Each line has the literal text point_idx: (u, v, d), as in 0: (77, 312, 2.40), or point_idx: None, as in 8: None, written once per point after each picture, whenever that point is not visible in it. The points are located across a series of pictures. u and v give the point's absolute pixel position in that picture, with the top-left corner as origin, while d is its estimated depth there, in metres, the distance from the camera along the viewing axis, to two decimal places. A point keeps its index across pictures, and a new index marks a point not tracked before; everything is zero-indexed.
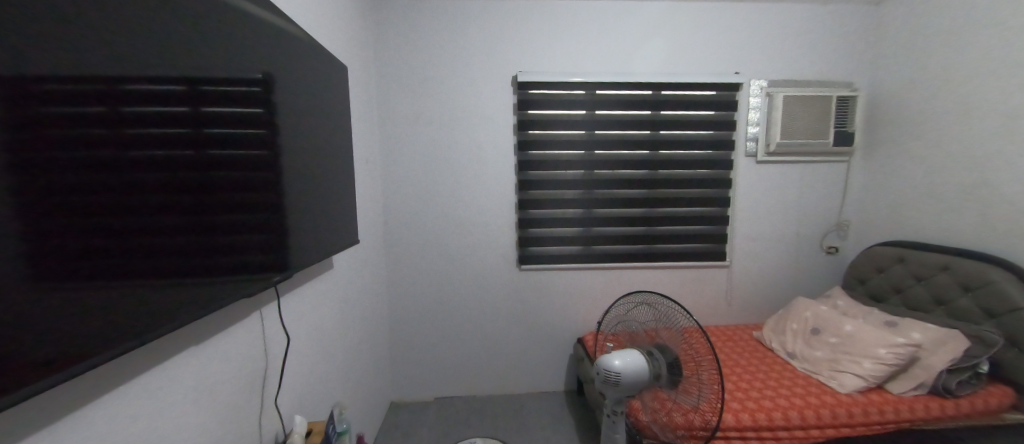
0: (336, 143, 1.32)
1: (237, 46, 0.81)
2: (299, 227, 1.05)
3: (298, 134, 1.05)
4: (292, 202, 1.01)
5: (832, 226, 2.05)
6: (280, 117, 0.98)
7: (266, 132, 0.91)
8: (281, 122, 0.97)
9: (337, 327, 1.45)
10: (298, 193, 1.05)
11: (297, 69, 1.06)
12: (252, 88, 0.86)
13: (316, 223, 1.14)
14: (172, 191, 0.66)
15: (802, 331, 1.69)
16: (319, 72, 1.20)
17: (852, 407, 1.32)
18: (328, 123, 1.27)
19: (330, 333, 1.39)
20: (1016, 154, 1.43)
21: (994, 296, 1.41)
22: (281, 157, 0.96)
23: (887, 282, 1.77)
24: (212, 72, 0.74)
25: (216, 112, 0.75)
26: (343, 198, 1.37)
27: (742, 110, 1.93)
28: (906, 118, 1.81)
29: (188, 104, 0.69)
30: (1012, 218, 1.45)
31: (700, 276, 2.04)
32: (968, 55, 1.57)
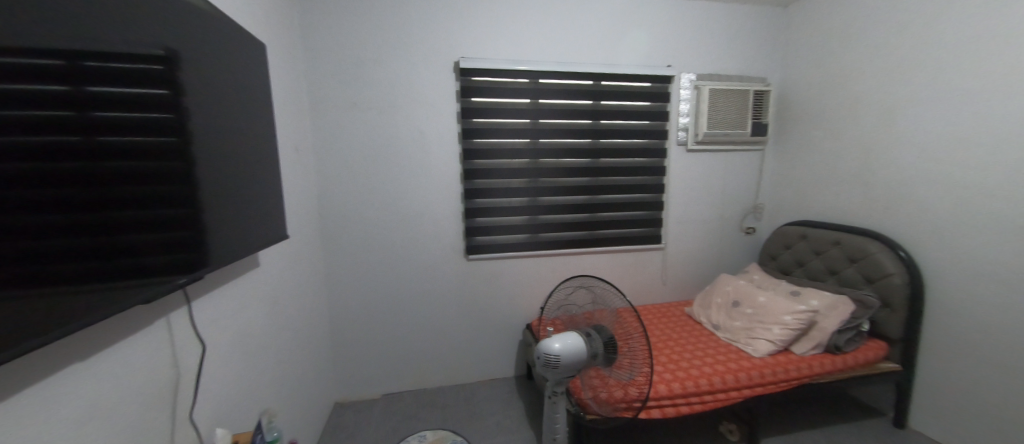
0: (259, 131, 1.20)
1: (125, 17, 0.70)
2: (220, 222, 0.95)
3: (214, 119, 0.94)
4: (212, 194, 0.91)
5: (750, 209, 2.27)
6: (194, 100, 0.87)
7: (173, 116, 0.80)
8: (195, 106, 0.86)
9: (267, 330, 1.34)
10: (219, 184, 0.95)
11: (208, 47, 0.94)
12: (150, 66, 0.75)
13: (238, 217, 1.05)
14: (50, 184, 0.58)
15: (724, 304, 1.87)
16: (235, 51, 1.08)
17: (764, 369, 1.50)
18: (249, 107, 1.15)
19: (259, 336, 1.29)
20: (890, 144, 1.68)
21: (872, 265, 1.65)
22: (196, 144, 0.85)
23: (793, 257, 2.00)
24: (91, 45, 0.64)
25: (108, 93, 0.67)
26: (269, 191, 1.26)
27: (675, 101, 2.05)
28: (807, 111, 2.04)
29: (56, 81, 0.59)
30: (886, 199, 1.70)
31: (639, 259, 2.17)
32: (855, 57, 1.80)
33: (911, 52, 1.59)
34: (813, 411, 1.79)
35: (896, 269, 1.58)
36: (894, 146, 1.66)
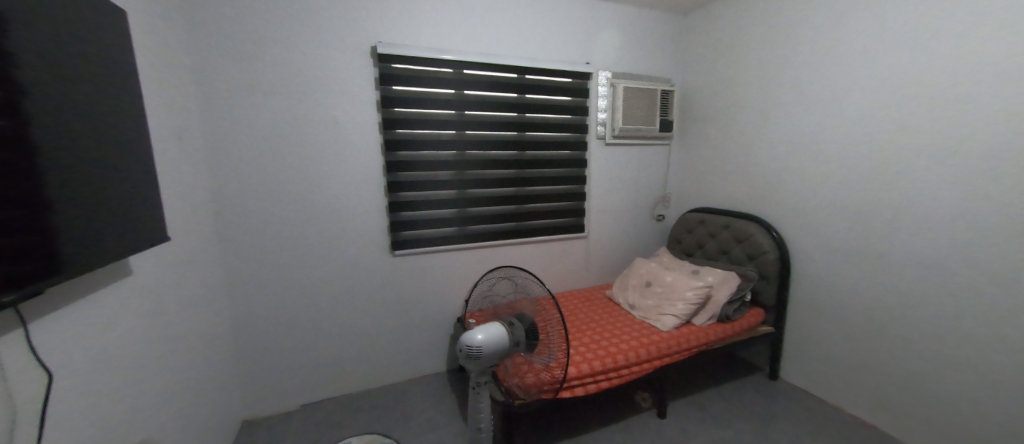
0: (129, 115, 1.02)
1: None
2: (72, 225, 0.80)
3: (61, 101, 0.78)
4: (56, 191, 0.76)
5: (660, 198, 2.51)
6: (27, 76, 0.71)
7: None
8: (27, 83, 0.71)
9: (150, 347, 1.17)
10: (70, 180, 0.79)
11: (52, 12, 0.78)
12: None
13: (101, 218, 0.89)
14: None
15: (638, 285, 2.06)
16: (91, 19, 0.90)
17: (667, 342, 1.71)
18: (113, 86, 0.97)
19: (139, 356, 1.12)
20: (765, 140, 1.97)
21: (753, 244, 1.94)
22: (30, 129, 0.71)
23: (693, 240, 2.26)
24: None
25: None
26: (147, 186, 1.08)
27: (593, 97, 2.17)
28: (703, 111, 2.30)
29: None
30: (762, 188, 2.00)
31: (565, 248, 2.28)
32: (739, 64, 2.06)
33: (779, 62, 1.87)
34: (710, 372, 2.07)
35: (770, 247, 1.88)
36: (768, 142, 1.95)
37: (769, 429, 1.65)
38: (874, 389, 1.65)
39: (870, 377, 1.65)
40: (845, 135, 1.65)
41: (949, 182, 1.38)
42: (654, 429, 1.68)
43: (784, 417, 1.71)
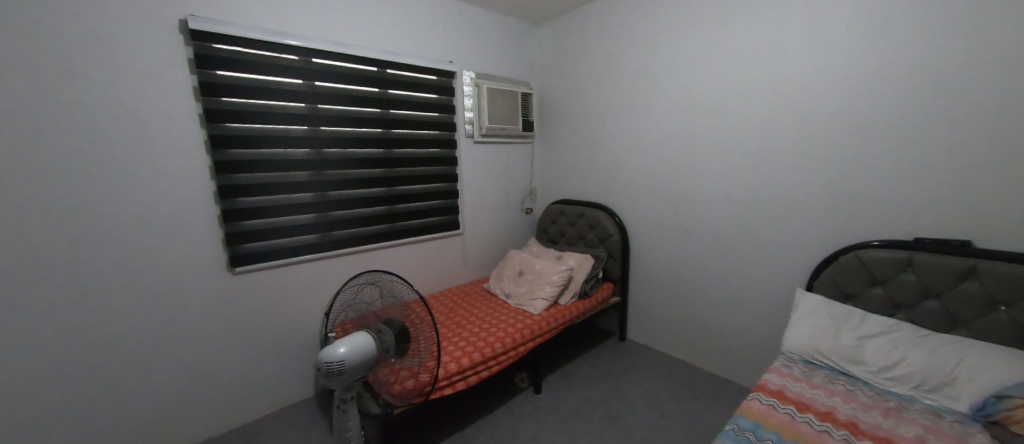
0: None
1: None
2: None
3: None
4: None
5: (527, 193, 2.72)
6: None
7: None
8: None
9: None
10: None
11: None
12: None
13: None
14: None
15: (512, 275, 2.22)
16: None
17: (537, 324, 1.89)
18: None
19: None
20: (604, 140, 2.32)
21: (602, 229, 2.28)
22: None
23: (557, 229, 2.54)
24: None
25: None
26: None
27: (458, 96, 2.22)
28: (557, 113, 2.57)
29: None
30: (605, 181, 2.36)
31: (441, 246, 2.29)
32: (582, 73, 2.38)
33: (611, 74, 2.23)
34: (576, 343, 2.36)
35: (614, 231, 2.24)
36: (605, 142, 2.32)
37: (621, 382, 1.97)
38: (683, 334, 2.13)
39: (682, 326, 2.13)
40: (657, 136, 2.08)
41: (719, 173, 1.87)
42: (532, 405, 1.83)
43: (631, 369, 2.08)
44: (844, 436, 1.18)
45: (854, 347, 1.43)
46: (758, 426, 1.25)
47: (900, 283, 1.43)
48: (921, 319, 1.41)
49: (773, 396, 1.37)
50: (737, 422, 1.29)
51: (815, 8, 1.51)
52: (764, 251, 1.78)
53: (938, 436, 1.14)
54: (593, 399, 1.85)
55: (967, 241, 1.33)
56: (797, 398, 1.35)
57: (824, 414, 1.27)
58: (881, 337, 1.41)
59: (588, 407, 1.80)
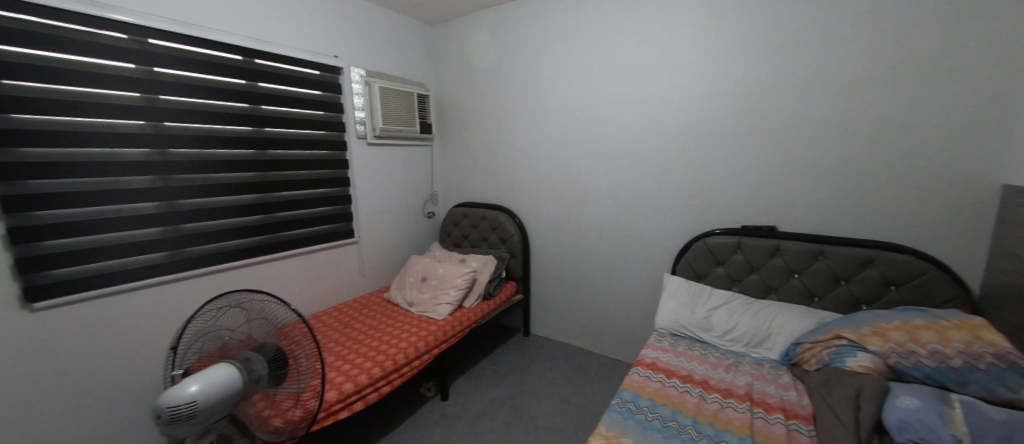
0: None
1: None
2: None
3: None
4: None
5: (428, 197, 2.67)
6: None
7: None
8: None
9: None
10: None
11: None
12: None
13: None
14: None
15: (414, 282, 2.18)
16: None
17: (442, 330, 1.86)
18: None
19: None
20: (501, 144, 2.40)
21: (503, 230, 2.37)
22: None
23: (460, 232, 2.55)
24: None
25: None
26: None
27: (346, 94, 2.07)
28: (455, 116, 2.57)
29: None
30: (504, 183, 2.44)
31: (332, 256, 2.10)
32: (479, 78, 2.42)
33: (505, 81, 2.31)
34: (482, 344, 2.40)
35: (515, 231, 2.34)
36: (502, 146, 2.40)
37: (526, 376, 2.05)
38: (578, 323, 2.32)
39: (576, 315, 2.31)
40: (548, 141, 2.22)
41: (601, 174, 2.08)
42: (439, 413, 1.79)
43: (535, 362, 2.18)
44: (699, 394, 1.42)
45: (705, 317, 1.73)
46: (637, 396, 1.43)
47: (733, 262, 1.77)
48: (747, 290, 1.77)
49: (648, 368, 1.58)
50: (621, 396, 1.44)
51: (667, 35, 1.79)
52: (636, 242, 2.04)
53: (760, 381, 1.46)
54: (499, 396, 1.89)
55: (772, 226, 1.72)
56: (666, 367, 1.58)
57: (686, 377, 1.51)
58: (722, 307, 1.74)
59: (495, 405, 1.83)
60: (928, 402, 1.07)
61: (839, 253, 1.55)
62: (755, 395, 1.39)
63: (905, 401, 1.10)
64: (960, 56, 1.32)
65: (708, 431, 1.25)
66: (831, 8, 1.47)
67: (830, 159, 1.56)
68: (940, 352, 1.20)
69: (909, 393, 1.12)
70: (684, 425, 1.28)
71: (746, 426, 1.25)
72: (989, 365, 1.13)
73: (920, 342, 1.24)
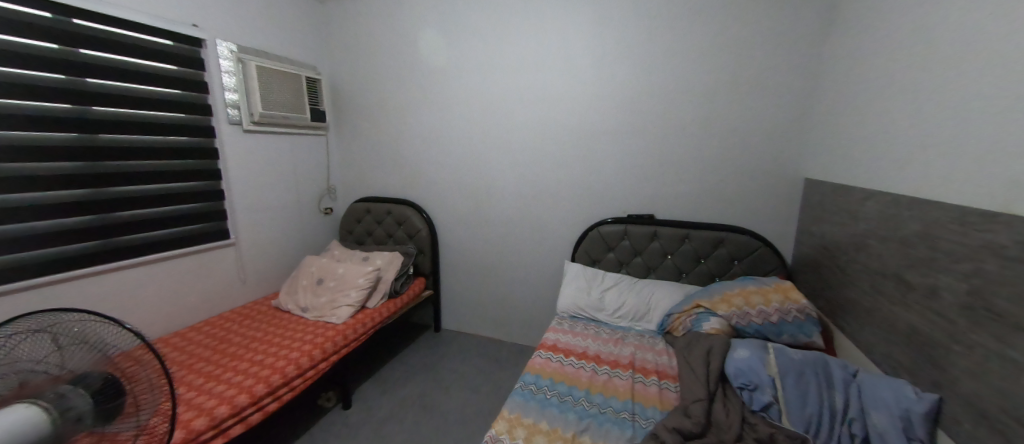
0: None
1: None
2: None
3: None
4: None
5: (324, 191, 2.46)
6: None
7: None
8: None
9: None
10: None
11: None
12: None
13: None
14: None
15: (309, 285, 2.00)
16: None
17: (342, 334, 1.73)
18: None
19: None
20: (403, 136, 2.31)
21: (409, 226, 2.30)
22: None
23: (363, 229, 2.42)
24: None
25: None
26: None
27: (212, 71, 1.77)
28: (353, 104, 2.40)
29: None
30: (409, 176, 2.36)
31: (203, 262, 1.80)
32: (378, 64, 2.28)
33: (407, 69, 2.22)
34: (390, 344, 2.30)
35: (423, 226, 2.29)
36: (405, 137, 2.31)
37: (436, 372, 2.03)
38: (487, 314, 2.37)
39: (485, 306, 2.36)
40: (452, 133, 2.20)
41: (505, 167, 2.14)
42: (341, 423, 1.67)
43: (446, 357, 2.17)
44: (592, 368, 1.56)
45: (598, 298, 1.91)
46: (538, 377, 1.51)
47: (621, 247, 1.98)
48: (632, 271, 2.00)
49: (549, 350, 1.68)
50: (524, 379, 1.51)
51: (561, 36, 1.90)
52: (537, 232, 2.15)
53: (641, 350, 1.66)
54: (408, 396, 1.84)
55: (651, 214, 1.96)
56: (563, 346, 1.70)
57: (581, 354, 1.65)
58: (610, 288, 1.94)
59: (403, 405, 1.77)
60: (754, 351, 1.34)
61: (698, 237, 1.84)
62: (637, 363, 1.59)
63: (739, 353, 1.36)
64: (776, 76, 1.65)
65: (598, 400, 1.38)
66: (692, 27, 1.71)
67: (689, 156, 1.84)
68: (765, 311, 1.53)
69: (743, 346, 1.38)
70: (578, 397, 1.40)
71: (628, 391, 1.42)
72: (794, 317, 1.49)
73: (752, 305, 1.56)
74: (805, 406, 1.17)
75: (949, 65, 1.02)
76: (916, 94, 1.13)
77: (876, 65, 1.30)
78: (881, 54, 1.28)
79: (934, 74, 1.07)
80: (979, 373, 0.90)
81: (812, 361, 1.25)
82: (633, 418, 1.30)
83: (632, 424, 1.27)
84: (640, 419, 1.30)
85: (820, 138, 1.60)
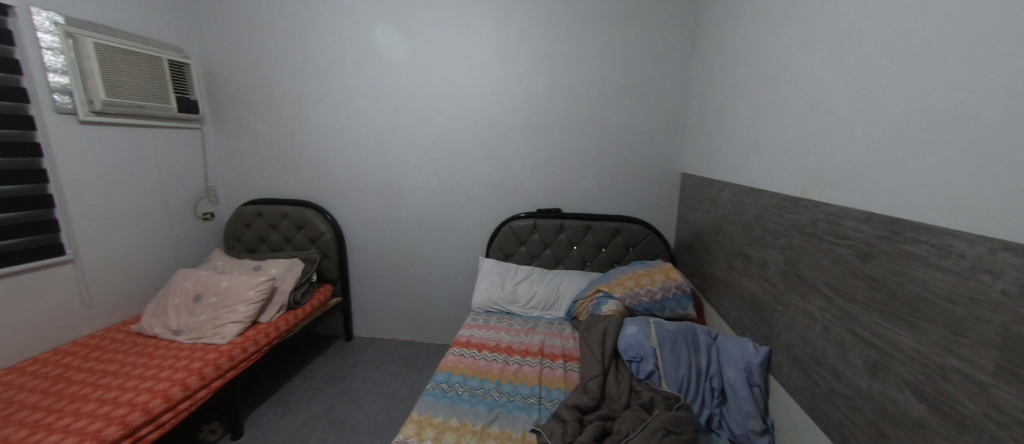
0: None
1: None
2: None
3: None
4: None
5: (201, 193, 2.15)
6: None
7: None
8: None
9: None
10: None
11: None
12: None
13: None
14: None
15: (185, 303, 1.73)
16: None
17: (228, 354, 1.52)
18: None
19: None
20: (298, 131, 2.12)
21: (311, 229, 2.13)
22: None
23: (254, 235, 2.20)
24: None
25: None
26: None
27: (28, 46, 1.41)
28: (235, 94, 2.13)
29: None
30: (308, 175, 2.17)
31: (26, 286, 1.44)
32: (264, 51, 2.05)
33: (298, 58, 2.04)
34: (294, 360, 2.10)
35: (327, 228, 2.13)
36: (300, 133, 2.12)
37: (347, 383, 1.91)
38: (403, 316, 2.29)
39: (400, 309, 2.28)
40: (355, 128, 2.08)
41: (415, 164, 2.08)
42: None
43: (358, 366, 2.05)
44: (503, 359, 1.61)
45: (512, 291, 1.97)
46: (450, 375, 1.51)
47: (531, 241, 2.07)
48: (543, 263, 2.11)
49: (463, 346, 1.69)
50: (435, 378, 1.49)
51: (465, 34, 1.90)
52: (450, 230, 2.14)
53: (550, 337, 1.76)
54: (314, 413, 1.70)
55: (558, 208, 2.08)
56: (476, 341, 1.73)
57: (494, 347, 1.69)
58: (522, 280, 2.02)
59: (308, 424, 1.63)
60: (640, 327, 1.51)
61: (598, 227, 2.01)
62: (546, 349, 1.68)
63: (629, 330, 1.53)
64: (654, 82, 1.87)
65: (508, 389, 1.43)
66: (584, 34, 1.85)
67: (588, 153, 1.99)
68: (651, 291, 1.73)
69: (633, 324, 1.55)
70: (489, 389, 1.43)
71: (536, 377, 1.50)
72: (674, 294, 1.71)
73: (641, 286, 1.75)
74: (678, 369, 1.35)
75: (769, 80, 1.26)
76: (750, 102, 1.37)
77: (724, 77, 1.55)
78: (727, 68, 1.52)
79: (760, 87, 1.30)
80: (792, 326, 1.13)
81: (684, 330, 1.45)
82: (539, 401, 1.37)
83: (538, 407, 1.34)
84: (546, 401, 1.37)
85: (690, 137, 1.85)
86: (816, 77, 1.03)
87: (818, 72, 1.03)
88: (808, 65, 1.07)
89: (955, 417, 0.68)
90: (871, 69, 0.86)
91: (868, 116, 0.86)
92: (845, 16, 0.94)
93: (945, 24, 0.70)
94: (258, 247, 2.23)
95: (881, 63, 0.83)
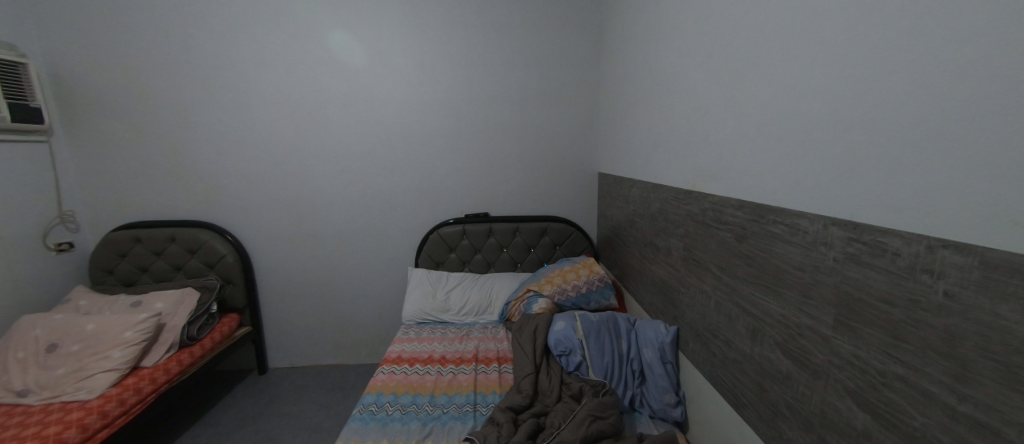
0: None
1: None
2: None
3: None
4: None
5: (54, 220, 1.78)
6: None
7: None
8: None
9: None
10: None
11: None
12: None
13: None
14: None
15: (34, 355, 1.40)
16: None
17: (98, 410, 1.26)
18: None
19: None
20: (183, 141, 1.86)
21: (207, 252, 1.88)
22: None
23: (132, 264, 1.88)
24: None
25: None
26: None
27: None
28: (97, 100, 1.81)
29: None
30: (201, 191, 1.91)
31: None
32: (133, 48, 1.77)
33: (179, 58, 1.79)
34: (194, 405, 1.82)
35: (227, 250, 1.90)
36: (187, 143, 1.86)
37: (261, 423, 1.70)
38: (326, 339, 2.12)
39: (323, 332, 2.10)
40: (256, 137, 1.88)
41: (331, 174, 1.94)
42: None
43: (275, 402, 1.84)
44: (437, 370, 1.57)
45: (443, 300, 1.92)
46: (379, 395, 1.42)
47: (460, 247, 2.05)
48: (473, 268, 2.10)
49: (393, 363, 1.61)
50: (362, 401, 1.39)
51: (377, 37, 1.83)
52: (373, 242, 2.03)
53: (483, 341, 1.75)
54: None
55: (485, 212, 2.09)
56: (407, 355, 1.65)
57: (427, 360, 1.63)
58: (455, 287, 1.98)
59: None
60: (567, 322, 1.57)
61: (525, 229, 2.06)
62: (480, 354, 1.67)
63: (558, 325, 1.58)
64: (567, 88, 1.98)
65: (441, 401, 1.39)
66: (500, 41, 1.89)
67: (511, 156, 2.03)
68: (577, 285, 1.81)
69: (562, 319, 1.60)
70: (421, 404, 1.38)
71: (470, 383, 1.48)
72: (597, 287, 1.81)
73: (568, 282, 1.83)
74: (603, 357, 1.42)
75: (657, 85, 1.40)
76: (645, 106, 1.51)
77: (625, 84, 1.69)
78: (626, 76, 1.66)
79: (651, 92, 1.44)
80: (691, 306, 1.25)
81: (606, 320, 1.54)
82: (474, 408, 1.35)
83: (472, 414, 1.32)
84: (480, 407, 1.36)
85: (603, 139, 1.99)
86: (688, 83, 1.17)
87: (690, 79, 1.16)
88: (681, 73, 1.21)
89: (812, 368, 0.75)
90: (722, 76, 0.99)
91: (724, 117, 1.00)
92: (701, 31, 1.09)
93: (762, 38, 0.84)
94: (138, 279, 1.90)
95: (728, 70, 0.97)
